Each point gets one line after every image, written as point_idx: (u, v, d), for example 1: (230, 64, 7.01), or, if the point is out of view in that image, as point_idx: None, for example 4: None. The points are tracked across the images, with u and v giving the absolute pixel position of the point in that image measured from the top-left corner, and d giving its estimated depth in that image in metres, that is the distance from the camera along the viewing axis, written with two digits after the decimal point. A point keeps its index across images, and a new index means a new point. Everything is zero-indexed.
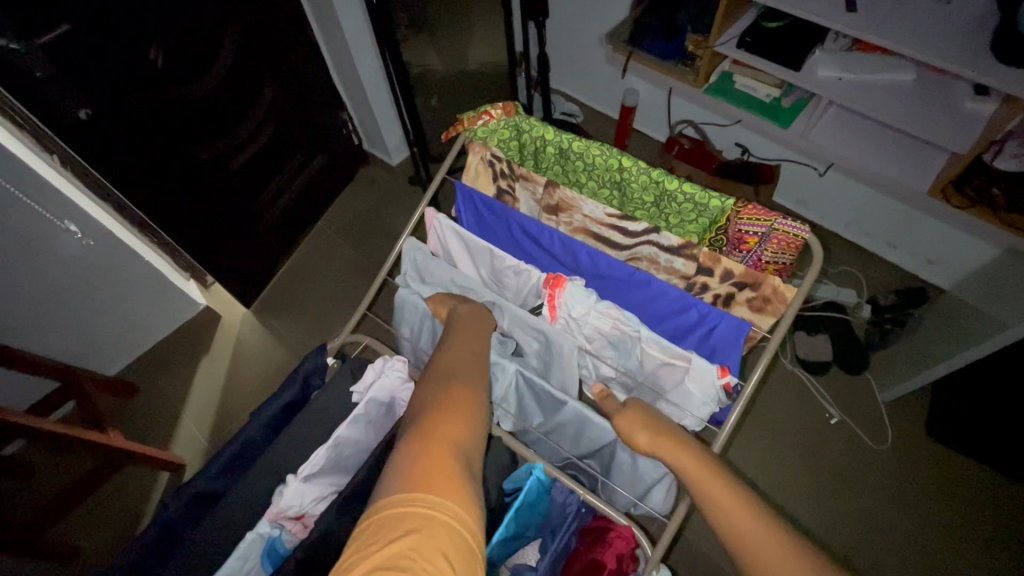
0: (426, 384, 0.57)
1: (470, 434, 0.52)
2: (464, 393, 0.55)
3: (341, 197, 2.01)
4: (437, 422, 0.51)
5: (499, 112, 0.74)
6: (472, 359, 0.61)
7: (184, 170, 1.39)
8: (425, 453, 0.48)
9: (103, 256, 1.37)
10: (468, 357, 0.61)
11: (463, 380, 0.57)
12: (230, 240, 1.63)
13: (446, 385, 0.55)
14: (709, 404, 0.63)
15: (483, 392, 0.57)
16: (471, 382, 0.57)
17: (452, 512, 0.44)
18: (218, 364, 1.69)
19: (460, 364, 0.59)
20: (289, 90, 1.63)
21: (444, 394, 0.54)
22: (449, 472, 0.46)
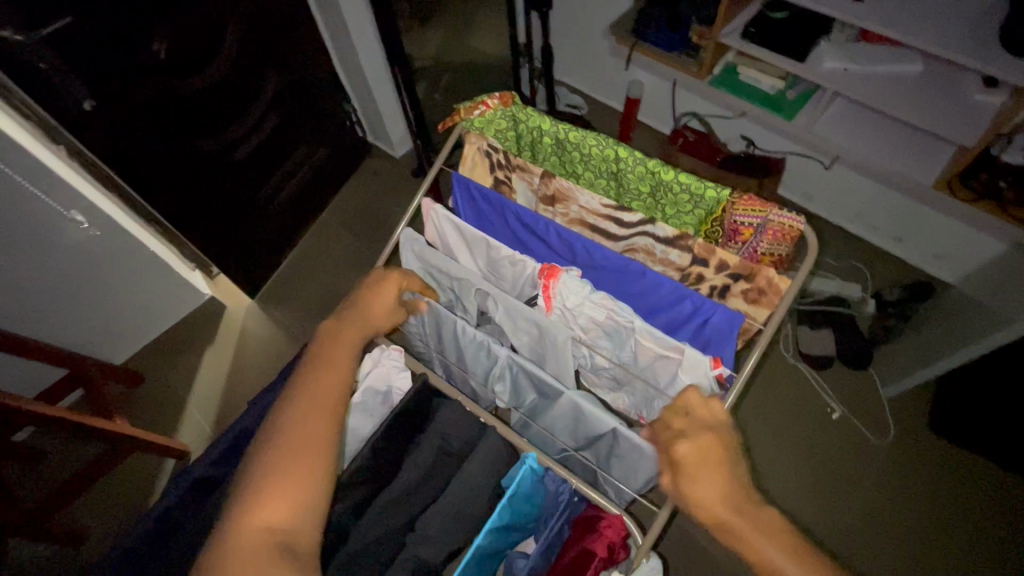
0: (262, 441, 0.53)
1: (300, 504, 0.50)
2: (297, 457, 0.51)
3: (345, 188, 2.02)
4: (257, 504, 0.49)
5: (496, 102, 0.74)
6: (317, 401, 0.55)
7: (189, 161, 1.40)
8: (238, 550, 0.47)
9: (110, 246, 1.39)
10: (314, 397, 0.55)
11: (299, 436, 0.52)
12: (235, 230, 1.64)
13: (273, 450, 0.51)
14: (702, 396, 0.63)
15: (323, 445, 0.53)
16: (310, 437, 0.53)
17: None
18: (223, 354, 1.71)
19: (298, 414, 0.54)
20: (293, 81, 1.63)
21: (273, 462, 0.51)
22: (262, 561, 0.46)
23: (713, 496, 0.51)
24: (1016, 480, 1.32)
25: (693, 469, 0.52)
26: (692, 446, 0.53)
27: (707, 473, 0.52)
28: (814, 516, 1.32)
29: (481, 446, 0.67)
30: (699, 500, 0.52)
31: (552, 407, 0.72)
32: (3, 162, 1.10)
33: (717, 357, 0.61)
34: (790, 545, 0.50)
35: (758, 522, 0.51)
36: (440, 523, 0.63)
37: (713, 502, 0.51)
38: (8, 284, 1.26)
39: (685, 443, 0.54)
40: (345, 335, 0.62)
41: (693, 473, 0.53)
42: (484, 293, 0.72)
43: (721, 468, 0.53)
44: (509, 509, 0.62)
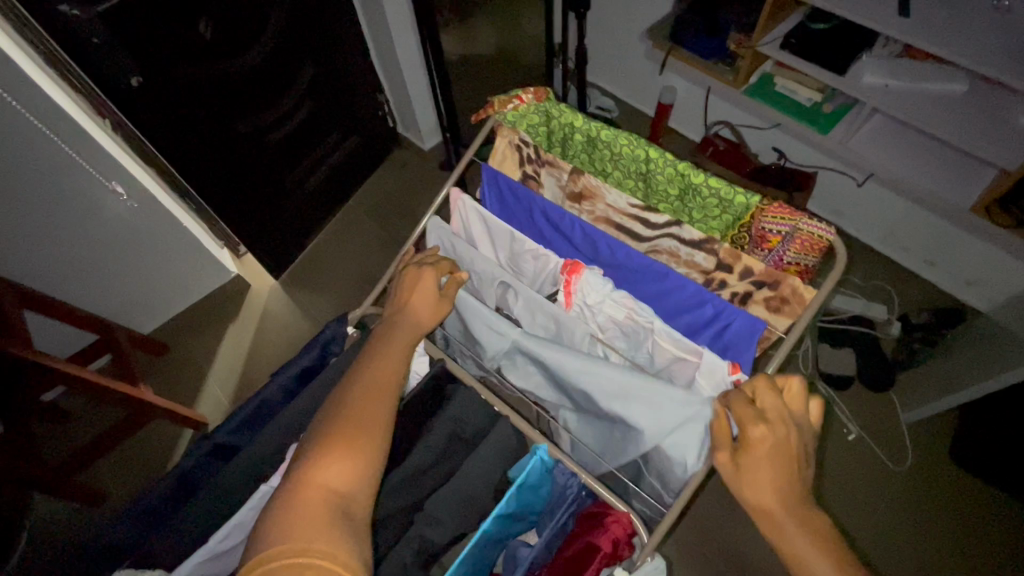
0: (323, 413, 0.56)
1: (358, 471, 0.52)
2: (355, 426, 0.54)
3: (373, 177, 2.05)
4: (317, 464, 0.51)
5: (530, 96, 0.74)
6: (377, 381, 0.58)
7: (225, 140, 1.44)
8: (297, 505, 0.48)
9: (145, 219, 1.44)
10: (374, 378, 0.59)
11: (362, 409, 0.55)
12: (265, 212, 1.68)
13: (337, 417, 0.54)
14: None
15: (381, 423, 0.55)
16: (372, 410, 0.56)
17: (319, 565, 0.44)
18: (245, 331, 1.76)
19: (358, 390, 0.57)
20: (329, 70, 1.66)
21: (333, 428, 0.53)
22: (318, 522, 0.47)
23: (768, 485, 0.52)
24: None
25: (756, 457, 0.53)
26: (762, 437, 0.54)
27: (769, 466, 0.53)
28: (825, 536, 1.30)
29: (492, 434, 0.68)
30: (751, 483, 0.53)
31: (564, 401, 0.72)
32: (52, 131, 1.15)
33: (735, 364, 0.61)
34: (829, 549, 0.50)
35: (803, 521, 0.51)
36: (449, 506, 0.63)
37: (770, 500, 0.52)
38: (48, 248, 1.31)
39: (762, 430, 0.54)
40: (401, 327, 0.65)
41: (749, 466, 0.53)
42: (505, 285, 0.73)
43: (784, 466, 0.53)
44: (516, 498, 0.63)
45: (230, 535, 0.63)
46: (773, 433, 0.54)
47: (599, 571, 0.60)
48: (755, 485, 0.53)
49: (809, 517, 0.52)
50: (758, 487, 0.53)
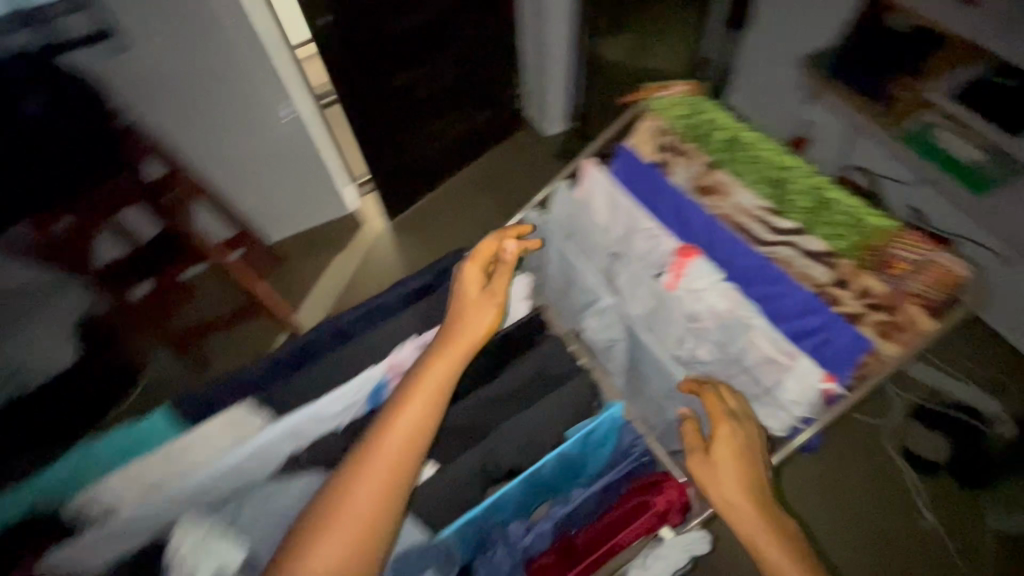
0: (320, 496, 0.55)
1: (375, 526, 0.53)
2: (376, 478, 0.54)
3: (492, 151, 2.16)
4: (331, 519, 0.52)
5: (682, 90, 0.79)
6: (370, 473, 0.54)
7: (377, 88, 1.60)
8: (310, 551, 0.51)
9: (297, 141, 1.65)
10: (404, 422, 0.58)
11: (385, 457, 0.56)
12: (393, 160, 1.84)
13: (361, 464, 0.55)
14: (804, 409, 0.65)
15: (403, 474, 0.56)
16: (393, 459, 0.56)
17: None
18: (349, 262, 1.94)
19: (385, 437, 0.57)
20: (480, 43, 1.78)
21: (355, 476, 0.54)
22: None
23: (733, 479, 0.59)
24: None
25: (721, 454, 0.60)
26: (721, 453, 0.60)
27: (733, 464, 0.60)
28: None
29: (570, 386, 0.72)
30: (716, 480, 0.59)
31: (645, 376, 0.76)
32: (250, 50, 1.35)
33: (830, 375, 0.63)
34: (785, 543, 0.57)
35: (763, 510, 0.58)
36: (517, 436, 0.69)
37: (733, 499, 0.58)
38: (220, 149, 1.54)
39: (726, 430, 0.61)
40: (443, 356, 0.63)
41: (715, 482, 0.59)
42: (615, 256, 0.77)
43: (743, 480, 0.59)
44: (583, 441, 0.68)
45: (332, 400, 0.74)
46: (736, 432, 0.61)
47: (647, 527, 0.63)
48: (725, 499, 0.58)
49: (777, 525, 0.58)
50: (728, 499, 0.58)
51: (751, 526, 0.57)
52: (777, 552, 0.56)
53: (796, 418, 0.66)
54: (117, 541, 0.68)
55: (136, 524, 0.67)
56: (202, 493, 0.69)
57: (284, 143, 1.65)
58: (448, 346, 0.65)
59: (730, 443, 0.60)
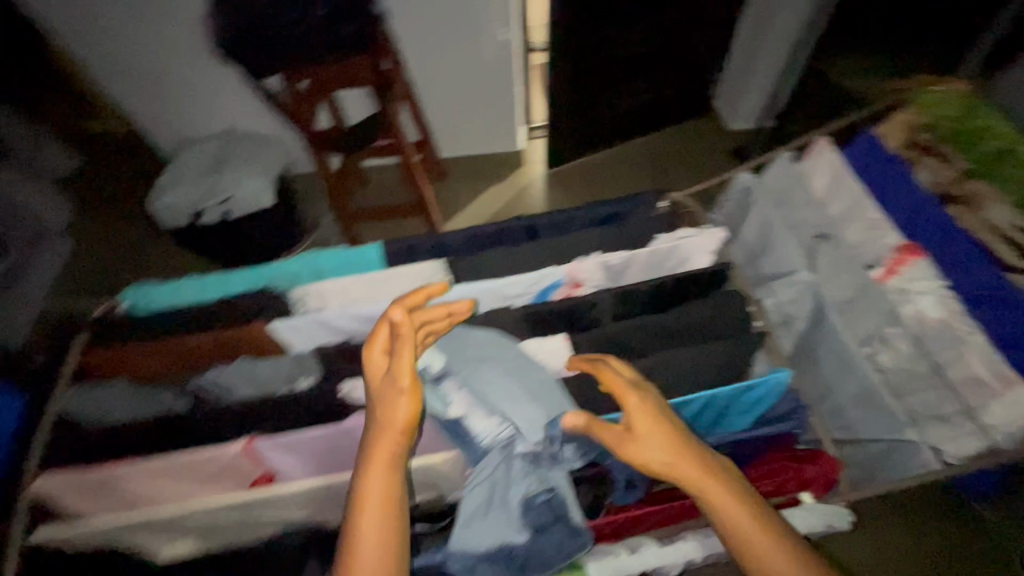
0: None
1: None
2: (368, 550, 0.50)
3: (666, 130, 2.13)
4: None
5: (957, 90, 0.74)
6: (367, 540, 0.50)
7: (592, 34, 1.66)
8: None
9: (502, 66, 1.76)
10: (375, 488, 0.53)
11: (371, 528, 0.51)
12: (575, 110, 1.89)
13: (351, 544, 0.50)
14: (1004, 428, 0.66)
15: (394, 531, 0.52)
16: (380, 521, 0.51)
17: None
18: (501, 195, 2.04)
19: (361, 511, 0.52)
20: (700, 17, 1.75)
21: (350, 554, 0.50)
22: None
23: (693, 477, 0.53)
24: None
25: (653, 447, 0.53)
26: (643, 423, 0.54)
27: (682, 460, 0.53)
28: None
29: (737, 341, 0.72)
30: (676, 478, 0.53)
31: (827, 361, 0.72)
32: None
33: None
34: (779, 540, 0.51)
35: (742, 503, 0.52)
36: (675, 367, 0.71)
37: (696, 490, 0.53)
38: (438, 55, 1.70)
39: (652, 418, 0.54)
40: (378, 422, 0.55)
41: (654, 461, 0.53)
42: (821, 235, 0.76)
43: (673, 448, 0.53)
44: (741, 393, 0.68)
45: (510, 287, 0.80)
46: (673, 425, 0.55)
47: (788, 488, 0.64)
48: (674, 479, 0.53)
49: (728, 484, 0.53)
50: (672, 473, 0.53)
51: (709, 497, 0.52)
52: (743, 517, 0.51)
53: (991, 436, 0.67)
54: (317, 333, 0.80)
55: (338, 324, 0.79)
56: None
57: (491, 66, 1.76)
58: (379, 448, 0.54)
59: (645, 409, 0.55)
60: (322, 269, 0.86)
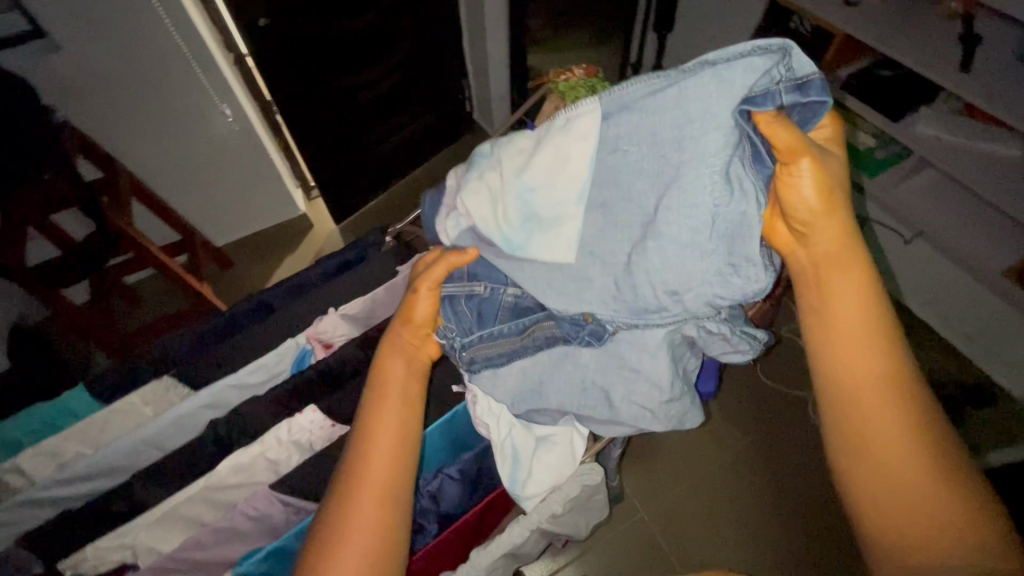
0: (332, 491, 0.53)
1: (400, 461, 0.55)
2: (381, 426, 0.55)
3: (443, 153, 2.22)
4: (364, 460, 0.53)
5: (580, 72, 0.88)
6: (380, 427, 0.55)
7: (320, 89, 1.65)
8: (348, 502, 0.51)
9: (241, 141, 1.67)
10: (400, 384, 0.59)
11: (381, 415, 0.56)
12: (339, 159, 1.87)
13: (366, 436, 0.54)
14: None
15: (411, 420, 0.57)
16: (390, 414, 0.56)
17: (364, 533, 0.50)
18: (299, 263, 1.94)
19: (381, 407, 0.57)
20: (424, 48, 1.85)
21: (369, 431, 0.55)
22: (377, 507, 0.51)
23: (833, 248, 0.53)
24: None
25: (803, 214, 0.53)
26: (819, 189, 0.51)
27: (822, 234, 0.53)
28: (725, 551, 1.27)
29: None
30: (818, 244, 0.54)
31: None
32: (184, 43, 1.37)
33: None
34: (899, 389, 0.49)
35: (866, 323, 0.51)
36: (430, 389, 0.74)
37: (830, 273, 0.53)
38: (164, 147, 1.57)
39: (826, 172, 0.51)
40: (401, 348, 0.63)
41: (816, 235, 0.53)
42: None
43: (847, 237, 0.53)
44: None
45: (254, 372, 0.77)
46: (819, 182, 0.51)
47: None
48: (812, 255, 0.54)
49: (892, 331, 0.51)
50: (831, 268, 0.53)
51: (842, 305, 0.52)
52: (869, 356, 0.50)
53: None
54: (31, 511, 0.68)
55: (54, 493, 0.68)
56: (125, 459, 0.71)
57: (229, 145, 1.66)
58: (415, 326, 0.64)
59: (823, 181, 0.51)
60: (20, 442, 0.75)
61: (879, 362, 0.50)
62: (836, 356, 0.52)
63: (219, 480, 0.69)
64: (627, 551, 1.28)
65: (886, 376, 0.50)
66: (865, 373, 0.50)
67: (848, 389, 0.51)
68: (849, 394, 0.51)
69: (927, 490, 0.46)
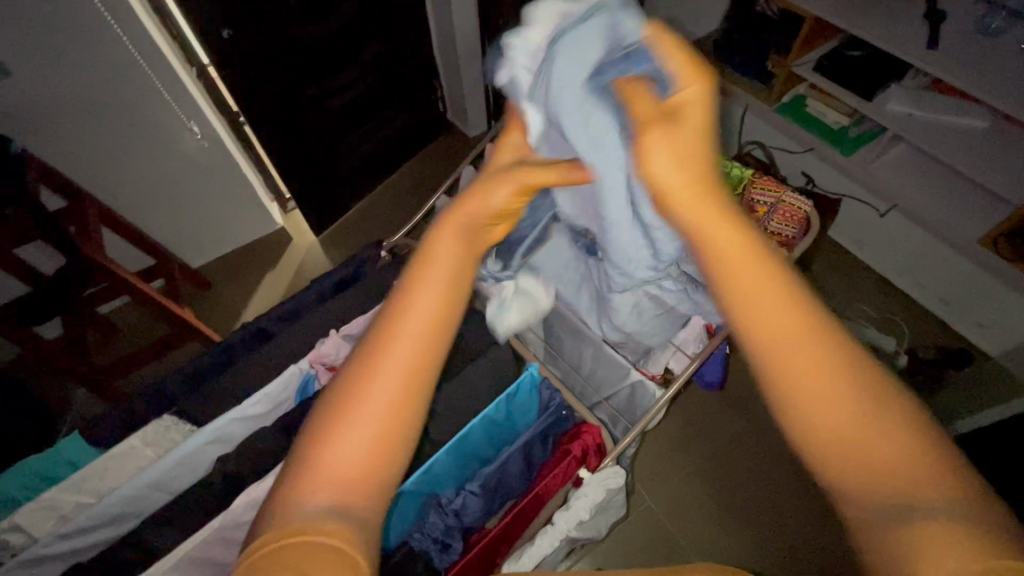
0: (341, 380, 0.44)
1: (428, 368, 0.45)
2: (412, 322, 0.46)
3: (420, 155, 2.18)
4: (386, 358, 0.44)
5: None
6: (412, 322, 0.46)
7: (289, 99, 1.60)
8: (351, 408, 0.43)
9: (210, 157, 1.61)
10: (442, 273, 0.49)
11: (418, 307, 0.46)
12: (313, 169, 1.82)
13: (398, 325, 0.45)
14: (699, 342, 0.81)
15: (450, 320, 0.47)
16: (427, 306, 0.46)
17: (357, 453, 0.42)
18: (281, 278, 1.90)
19: (415, 297, 0.47)
20: (393, 50, 1.81)
21: (399, 321, 0.45)
22: (386, 427, 0.43)
23: (703, 206, 0.47)
24: None
25: (668, 171, 0.49)
26: (672, 158, 0.49)
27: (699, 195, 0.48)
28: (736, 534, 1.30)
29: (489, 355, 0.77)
30: (696, 205, 0.47)
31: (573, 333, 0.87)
32: (144, 61, 1.31)
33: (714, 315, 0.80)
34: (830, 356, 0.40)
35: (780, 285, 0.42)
36: (444, 404, 0.74)
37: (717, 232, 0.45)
38: (131, 170, 1.51)
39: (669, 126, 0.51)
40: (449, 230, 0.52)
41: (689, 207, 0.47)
42: None
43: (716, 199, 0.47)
44: (506, 407, 0.74)
45: (258, 402, 0.75)
46: (668, 139, 0.50)
47: (572, 471, 0.70)
48: (691, 224, 0.47)
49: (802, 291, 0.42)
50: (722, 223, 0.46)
51: (758, 291, 0.42)
52: (809, 349, 0.40)
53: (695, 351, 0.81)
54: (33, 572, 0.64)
55: (60, 550, 0.65)
56: (130, 505, 0.69)
57: (199, 163, 1.61)
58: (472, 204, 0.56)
59: (665, 136, 0.50)
60: (14, 499, 0.72)
61: (802, 322, 0.41)
62: (751, 323, 0.42)
63: (233, 520, 0.66)
64: (640, 540, 1.30)
65: (814, 340, 0.40)
66: (798, 344, 0.40)
67: (787, 367, 0.40)
68: (790, 370, 0.40)
69: (927, 489, 0.35)
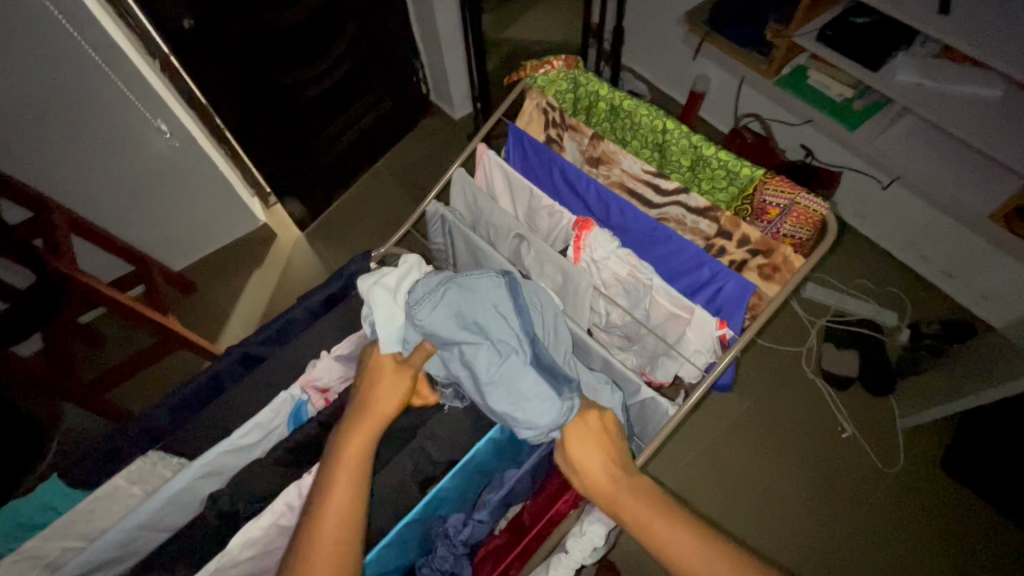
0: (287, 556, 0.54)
1: (350, 533, 0.55)
2: (335, 487, 0.56)
3: (403, 140, 2.08)
4: (315, 533, 0.54)
5: (560, 64, 0.87)
6: (339, 484, 0.57)
7: (262, 91, 1.51)
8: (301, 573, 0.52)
9: (183, 157, 1.52)
10: (352, 448, 0.59)
11: (336, 488, 0.56)
12: (293, 163, 1.74)
13: (322, 503, 0.55)
14: (706, 355, 0.77)
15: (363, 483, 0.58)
16: (345, 478, 0.57)
17: None
18: (268, 277, 1.83)
19: (333, 477, 0.57)
20: (370, 31, 1.71)
21: (324, 497, 0.56)
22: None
23: (597, 464, 0.61)
24: (1008, 522, 1.34)
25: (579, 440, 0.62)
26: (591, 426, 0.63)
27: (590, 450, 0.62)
28: (771, 526, 1.35)
29: None
30: (593, 467, 0.61)
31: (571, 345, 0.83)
32: (99, 56, 1.21)
33: (723, 321, 0.74)
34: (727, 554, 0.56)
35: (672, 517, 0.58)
36: (447, 426, 0.71)
37: (615, 490, 0.60)
38: (100, 174, 1.42)
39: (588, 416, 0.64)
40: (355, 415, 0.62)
41: (584, 470, 0.61)
42: (520, 235, 0.83)
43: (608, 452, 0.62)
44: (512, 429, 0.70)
45: (249, 434, 0.70)
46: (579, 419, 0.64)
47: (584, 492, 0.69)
48: (607, 486, 0.60)
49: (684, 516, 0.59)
50: (620, 477, 0.61)
51: (660, 523, 0.57)
52: (689, 535, 0.57)
53: (699, 363, 0.78)
54: None
55: None
56: (120, 549, 0.65)
57: (172, 164, 1.52)
58: (366, 417, 0.61)
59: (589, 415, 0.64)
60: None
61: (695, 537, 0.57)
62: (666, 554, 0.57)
63: (230, 562, 0.63)
64: None
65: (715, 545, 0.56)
66: (709, 558, 0.55)
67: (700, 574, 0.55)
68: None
69: None
